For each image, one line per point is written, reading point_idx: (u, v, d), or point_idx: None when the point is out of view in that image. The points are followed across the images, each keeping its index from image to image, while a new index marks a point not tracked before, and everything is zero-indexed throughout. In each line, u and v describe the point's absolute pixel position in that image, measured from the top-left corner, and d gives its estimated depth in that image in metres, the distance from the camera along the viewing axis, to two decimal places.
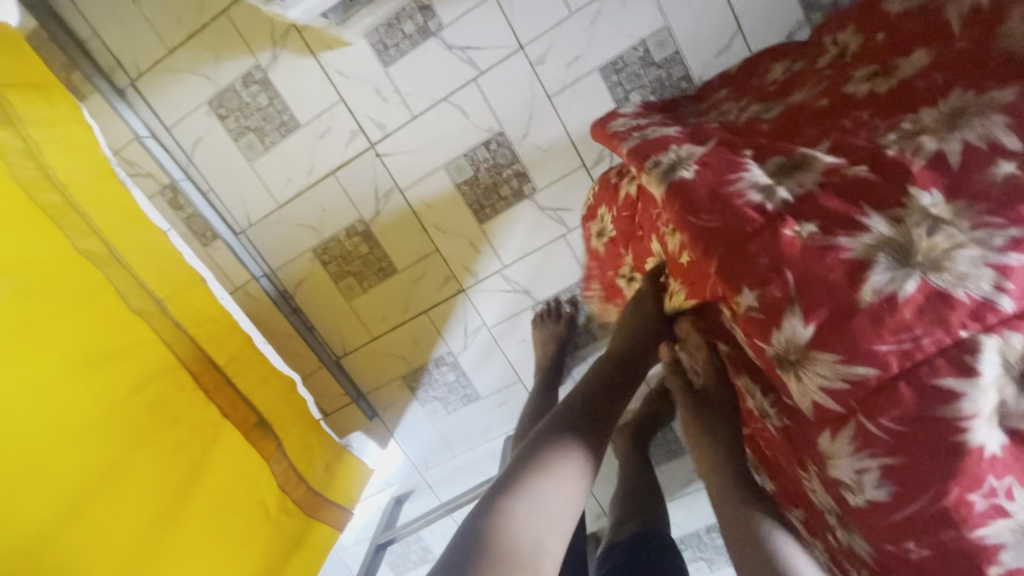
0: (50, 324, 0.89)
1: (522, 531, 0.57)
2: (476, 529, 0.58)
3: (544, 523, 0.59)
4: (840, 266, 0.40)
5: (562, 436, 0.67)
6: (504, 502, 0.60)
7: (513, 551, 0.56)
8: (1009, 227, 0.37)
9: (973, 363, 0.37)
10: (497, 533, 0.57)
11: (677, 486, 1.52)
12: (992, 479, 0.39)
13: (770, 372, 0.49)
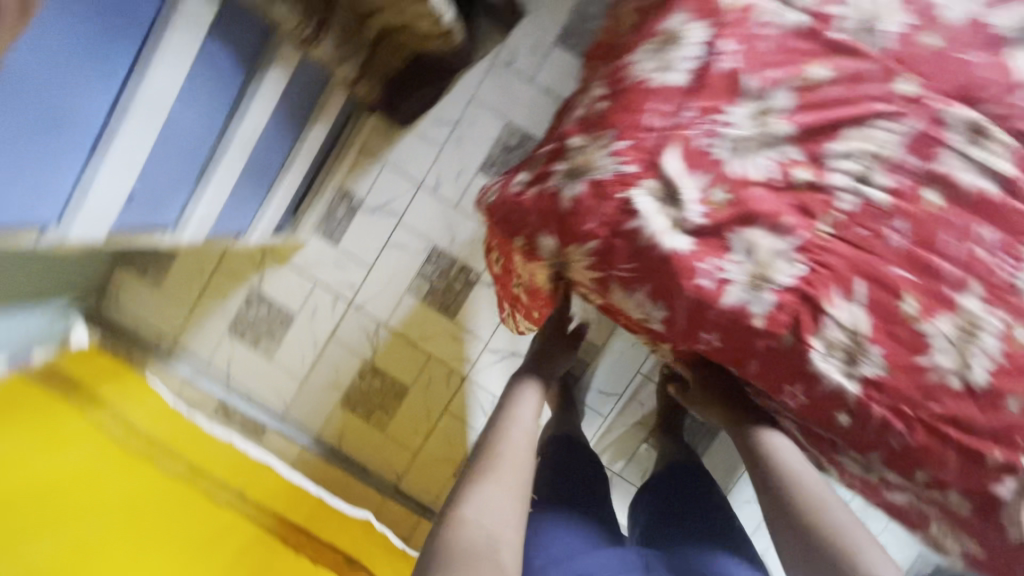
0: (149, 533, 1.04)
1: (478, 532, 0.58)
2: (434, 543, 0.58)
3: (496, 521, 0.60)
4: (550, 198, 0.65)
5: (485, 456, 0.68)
6: (454, 512, 0.60)
7: (472, 552, 0.56)
8: (610, 131, 0.63)
9: (635, 207, 0.60)
10: (460, 538, 0.57)
11: (739, 461, 1.54)
12: (702, 264, 0.60)
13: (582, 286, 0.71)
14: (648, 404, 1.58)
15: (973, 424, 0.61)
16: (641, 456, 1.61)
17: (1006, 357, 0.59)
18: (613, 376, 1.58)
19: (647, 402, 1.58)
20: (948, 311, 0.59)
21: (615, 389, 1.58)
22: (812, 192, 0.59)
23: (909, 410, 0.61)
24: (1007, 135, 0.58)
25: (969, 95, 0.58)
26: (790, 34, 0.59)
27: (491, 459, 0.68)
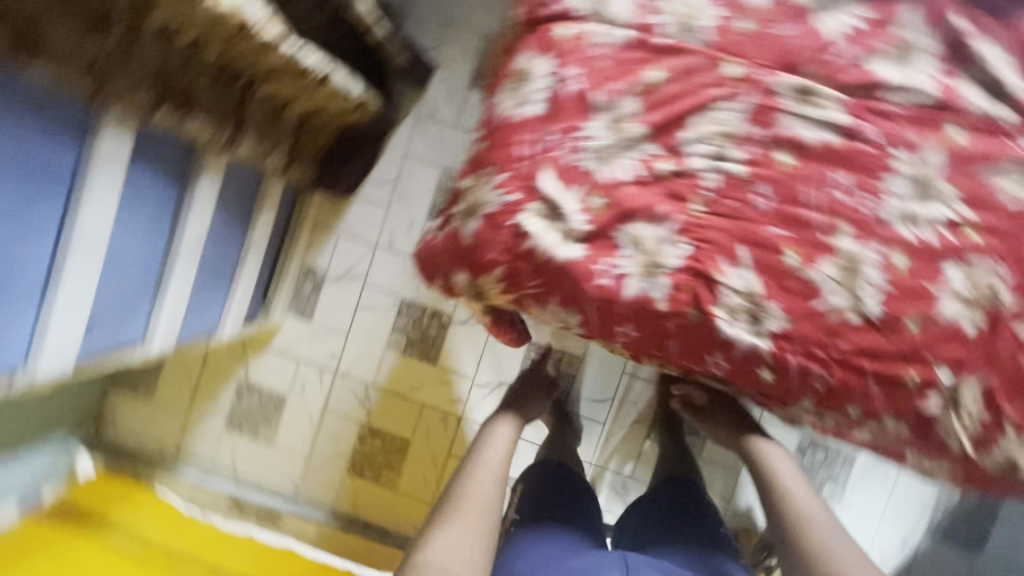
0: None
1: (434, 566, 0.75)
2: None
3: (451, 555, 0.76)
4: (454, 237, 0.71)
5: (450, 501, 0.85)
6: (418, 550, 0.77)
7: None
8: (490, 167, 0.69)
9: (525, 229, 0.66)
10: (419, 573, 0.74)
11: None
12: (597, 266, 0.65)
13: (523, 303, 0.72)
14: (638, 401, 1.62)
15: (881, 352, 0.65)
16: (648, 454, 1.63)
17: (892, 284, 0.64)
18: (599, 382, 1.61)
19: (638, 399, 1.62)
20: (827, 255, 0.64)
21: (605, 395, 1.62)
22: (676, 180, 0.65)
23: (821, 353, 0.65)
24: (833, 89, 0.64)
25: (790, 63, 0.64)
26: (621, 47, 0.66)
27: (453, 504, 0.84)
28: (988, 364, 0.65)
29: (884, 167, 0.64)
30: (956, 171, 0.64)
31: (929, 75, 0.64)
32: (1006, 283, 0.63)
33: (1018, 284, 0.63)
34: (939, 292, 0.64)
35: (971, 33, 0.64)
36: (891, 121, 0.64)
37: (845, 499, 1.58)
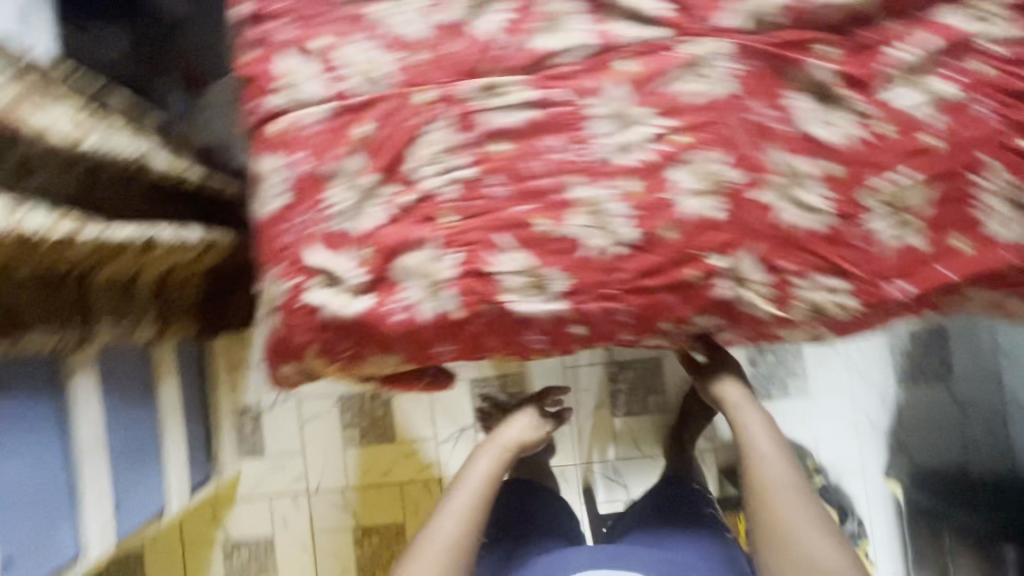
0: None
1: None
2: None
3: None
4: (268, 336, 0.76)
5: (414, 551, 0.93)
6: None
7: None
8: (268, 263, 0.75)
9: (315, 303, 0.72)
10: None
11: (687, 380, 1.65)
12: (387, 306, 0.71)
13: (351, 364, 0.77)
14: (590, 388, 1.68)
15: (656, 267, 0.71)
16: (624, 432, 1.67)
17: (635, 208, 0.70)
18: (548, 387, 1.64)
19: (589, 387, 1.67)
20: (570, 208, 0.71)
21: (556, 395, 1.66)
22: (422, 206, 0.72)
23: (610, 291, 0.71)
24: (511, 76, 0.72)
25: (467, 71, 0.72)
26: (329, 119, 0.73)
27: (416, 553, 0.93)
28: (749, 235, 0.70)
29: (584, 117, 0.72)
30: (642, 94, 0.71)
31: (584, 28, 0.72)
32: (727, 164, 0.70)
33: (737, 161, 0.70)
34: (677, 196, 0.70)
35: None
36: (571, 78, 0.72)
37: (812, 387, 1.63)
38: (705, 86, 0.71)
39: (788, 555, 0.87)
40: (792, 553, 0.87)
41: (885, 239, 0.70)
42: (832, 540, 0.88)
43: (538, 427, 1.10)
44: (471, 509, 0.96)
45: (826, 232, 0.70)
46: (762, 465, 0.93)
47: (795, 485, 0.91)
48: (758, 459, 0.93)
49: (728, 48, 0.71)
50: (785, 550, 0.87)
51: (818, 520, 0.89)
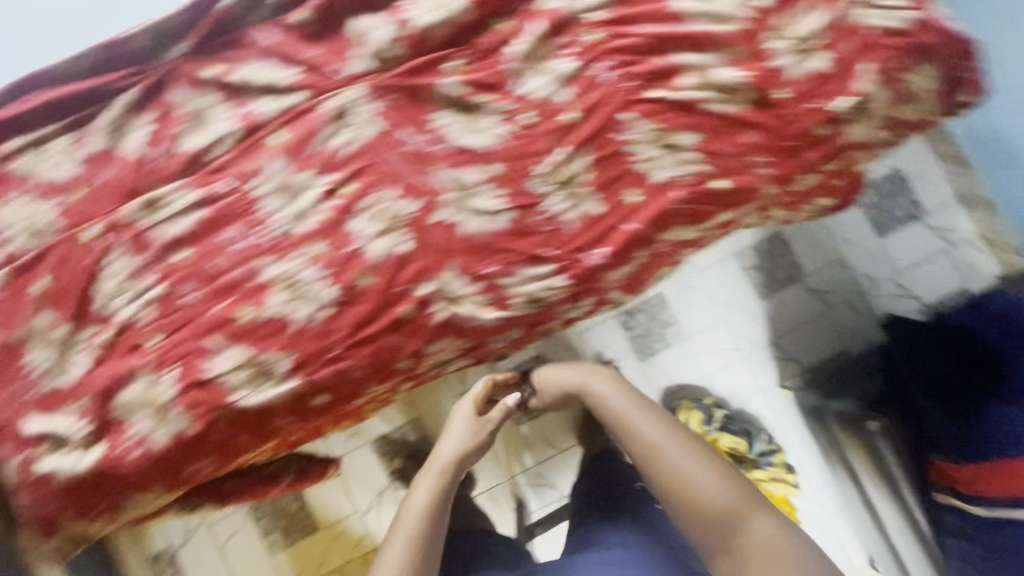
0: None
1: None
2: None
3: None
4: (21, 517, 0.74)
5: None
6: None
7: None
8: None
9: (52, 470, 0.71)
10: None
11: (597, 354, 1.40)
12: (124, 447, 0.71)
13: (122, 513, 0.76)
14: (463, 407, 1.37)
15: (366, 316, 0.72)
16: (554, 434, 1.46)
17: (327, 268, 0.72)
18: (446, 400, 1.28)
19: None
20: (267, 291, 0.72)
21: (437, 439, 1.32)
22: (127, 336, 0.72)
23: (332, 354, 0.72)
24: (170, 185, 0.73)
25: (126, 195, 0.73)
26: (4, 285, 0.72)
27: None
28: (441, 256, 0.72)
29: (253, 200, 0.73)
30: (298, 159, 0.73)
31: (228, 116, 0.74)
32: (397, 198, 0.72)
33: (404, 192, 0.72)
34: (360, 244, 0.72)
35: (228, 67, 0.74)
36: (229, 168, 0.73)
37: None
38: (354, 133, 0.73)
39: (682, 507, 0.80)
40: (684, 505, 0.80)
41: (566, 216, 0.73)
42: (717, 471, 0.80)
43: (475, 430, 0.99)
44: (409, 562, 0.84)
45: (511, 227, 0.73)
46: (627, 422, 0.87)
47: (666, 428, 0.84)
48: (620, 416, 0.88)
49: (364, 93, 0.73)
50: (677, 502, 0.80)
51: (701, 454, 0.82)
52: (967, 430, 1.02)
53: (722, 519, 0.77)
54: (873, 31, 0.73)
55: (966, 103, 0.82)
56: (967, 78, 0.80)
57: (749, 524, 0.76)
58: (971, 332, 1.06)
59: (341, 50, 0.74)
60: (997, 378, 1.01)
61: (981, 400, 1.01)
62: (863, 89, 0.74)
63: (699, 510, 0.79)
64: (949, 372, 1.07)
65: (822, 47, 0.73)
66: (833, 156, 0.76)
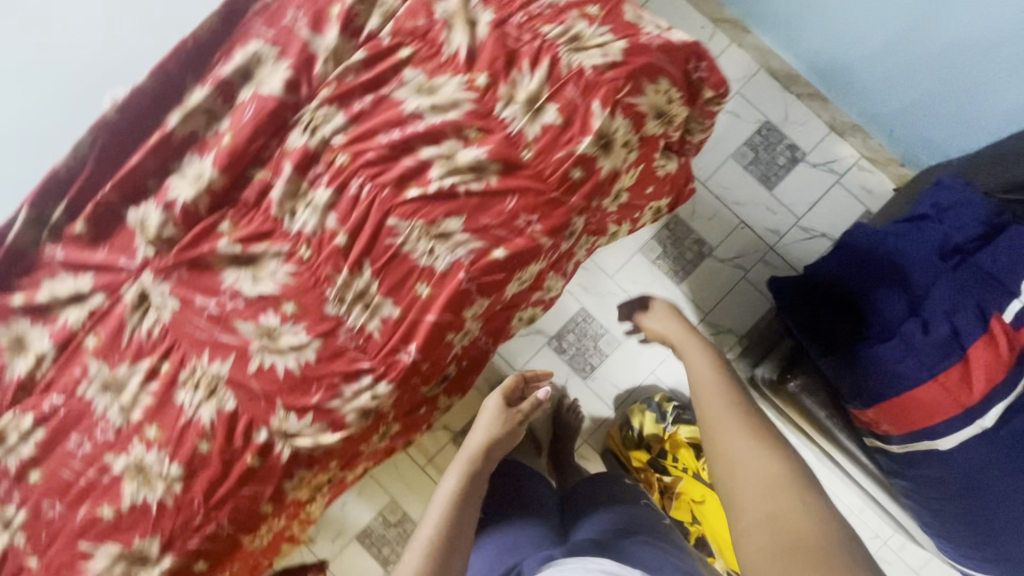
0: None
1: None
2: None
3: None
4: None
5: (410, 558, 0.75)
6: None
7: None
8: None
9: None
10: None
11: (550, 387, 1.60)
12: None
13: None
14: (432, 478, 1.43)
15: (216, 477, 0.76)
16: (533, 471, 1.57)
17: (165, 446, 0.76)
18: (421, 471, 1.43)
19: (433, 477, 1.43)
20: (119, 485, 0.76)
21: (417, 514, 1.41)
22: (7, 564, 0.77)
23: (198, 520, 0.76)
24: (7, 416, 0.78)
25: None
26: None
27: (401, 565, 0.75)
28: (267, 401, 0.77)
29: (84, 406, 0.78)
30: (114, 353, 0.78)
31: (43, 336, 0.80)
32: (210, 361, 0.77)
33: (215, 353, 0.77)
34: (190, 414, 0.76)
35: (30, 292, 0.80)
36: (57, 382, 0.79)
37: (619, 334, 1.63)
38: (156, 315, 0.78)
39: (729, 474, 0.70)
40: (729, 476, 0.70)
41: (368, 328, 0.77)
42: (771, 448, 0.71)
43: (504, 421, 1.02)
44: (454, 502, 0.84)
45: (321, 355, 0.77)
46: (707, 389, 0.87)
47: (746, 409, 0.80)
48: (704, 374, 0.91)
49: (155, 278, 0.78)
50: (726, 466, 0.71)
51: (779, 443, 0.72)
52: (869, 378, 0.98)
53: (768, 498, 0.64)
54: (588, 72, 0.78)
55: (720, 96, 0.86)
56: (705, 76, 0.84)
57: (803, 518, 0.60)
58: (835, 281, 1.08)
59: (125, 247, 0.80)
60: (873, 316, 1.00)
61: (872, 343, 0.99)
62: (600, 126, 0.78)
63: (747, 476, 0.68)
64: (831, 325, 1.05)
65: (548, 100, 0.78)
66: (599, 192, 0.80)
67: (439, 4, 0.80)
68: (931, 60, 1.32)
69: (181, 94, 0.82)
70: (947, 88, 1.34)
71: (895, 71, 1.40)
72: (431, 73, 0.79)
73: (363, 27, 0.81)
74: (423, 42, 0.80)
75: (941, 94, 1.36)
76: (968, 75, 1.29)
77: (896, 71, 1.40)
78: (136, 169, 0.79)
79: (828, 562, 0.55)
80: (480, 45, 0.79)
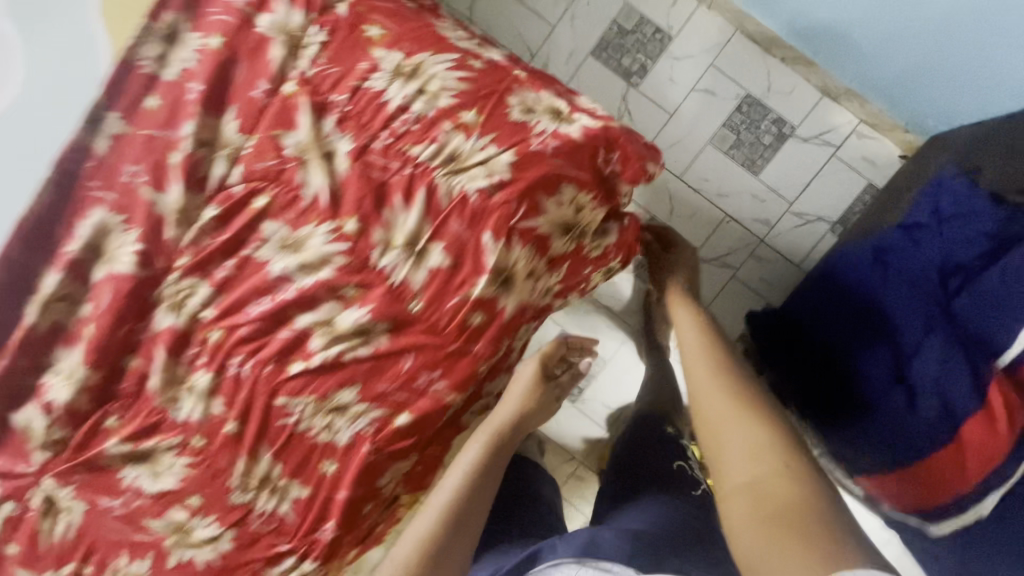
0: None
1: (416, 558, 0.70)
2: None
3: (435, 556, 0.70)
4: None
5: (427, 518, 0.74)
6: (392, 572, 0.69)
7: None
8: None
9: None
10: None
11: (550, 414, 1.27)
12: None
13: None
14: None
15: None
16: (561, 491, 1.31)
17: None
18: None
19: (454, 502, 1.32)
20: None
21: None
22: None
23: None
24: None
25: None
26: None
27: (415, 525, 0.74)
28: None
29: None
30: (35, 561, 0.75)
31: None
32: (130, 560, 0.74)
33: (133, 552, 0.74)
34: None
35: None
36: None
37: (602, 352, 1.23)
38: (67, 518, 0.74)
39: (714, 442, 0.64)
40: (711, 443, 0.65)
41: (280, 510, 0.72)
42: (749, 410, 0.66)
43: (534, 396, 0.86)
44: (473, 479, 0.77)
45: (237, 544, 0.73)
46: (693, 348, 0.80)
47: (724, 364, 0.75)
48: (687, 326, 0.85)
49: (55, 482, 0.74)
50: (710, 431, 0.66)
51: (762, 408, 0.66)
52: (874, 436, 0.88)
53: (753, 462, 0.58)
54: (473, 198, 0.65)
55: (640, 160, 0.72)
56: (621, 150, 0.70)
57: (786, 479, 0.55)
58: (817, 330, 0.98)
59: (19, 451, 0.75)
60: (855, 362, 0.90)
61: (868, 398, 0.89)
62: (495, 262, 0.66)
63: (732, 442, 0.62)
64: (807, 360, 0.99)
65: (430, 240, 0.66)
66: (507, 332, 0.70)
67: (287, 137, 0.67)
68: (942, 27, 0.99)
69: (34, 276, 0.73)
70: (962, 55, 1.01)
71: (893, 38, 1.07)
72: (294, 223, 0.68)
73: (209, 175, 0.69)
74: (278, 185, 0.68)
75: (952, 63, 1.04)
76: (991, 42, 0.96)
77: (895, 38, 1.07)
78: (6, 371, 0.72)
79: (812, 521, 0.50)
80: (343, 183, 0.66)
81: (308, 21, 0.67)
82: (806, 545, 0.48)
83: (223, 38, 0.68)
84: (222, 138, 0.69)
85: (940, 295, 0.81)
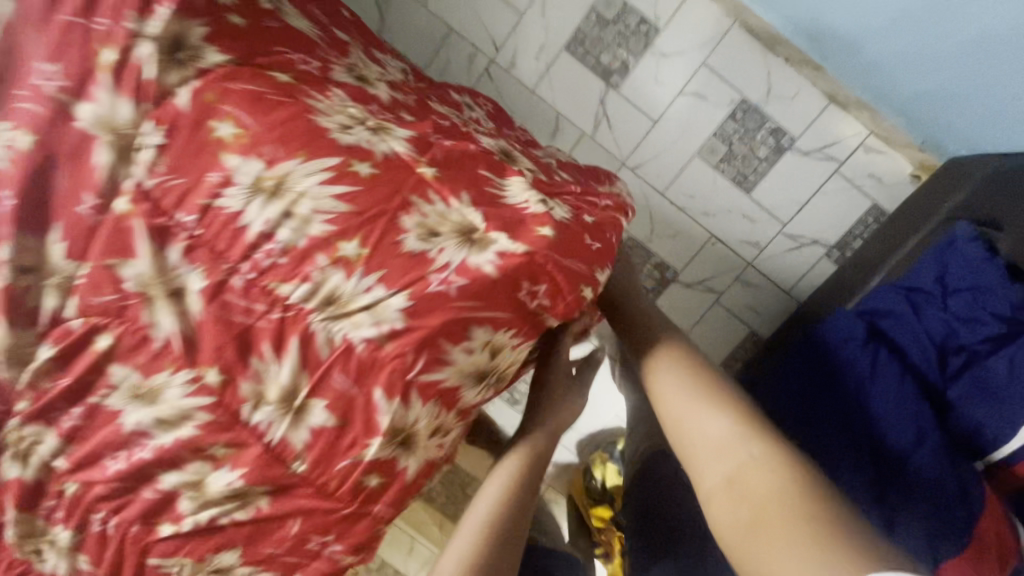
0: None
1: None
2: None
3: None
4: None
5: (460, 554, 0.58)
6: None
7: None
8: None
9: None
10: None
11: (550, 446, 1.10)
12: None
13: None
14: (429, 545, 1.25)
15: None
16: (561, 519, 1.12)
17: None
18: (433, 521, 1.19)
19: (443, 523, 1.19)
20: None
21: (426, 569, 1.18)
22: None
23: None
24: None
25: None
26: None
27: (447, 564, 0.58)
28: None
29: None
30: None
31: None
32: None
33: None
34: None
35: None
36: None
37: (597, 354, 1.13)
38: None
39: (681, 443, 0.59)
40: (682, 443, 0.59)
41: None
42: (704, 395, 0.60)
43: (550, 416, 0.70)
44: (510, 502, 0.63)
45: None
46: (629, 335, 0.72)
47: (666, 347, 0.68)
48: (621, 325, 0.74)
49: None
50: (675, 428, 0.60)
51: (721, 384, 0.61)
52: (895, 523, 0.60)
53: (721, 460, 0.54)
54: (359, 351, 0.52)
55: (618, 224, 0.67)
56: (600, 244, 0.61)
57: (764, 470, 0.51)
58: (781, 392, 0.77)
59: None
60: (867, 431, 0.66)
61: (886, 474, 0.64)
62: (388, 427, 0.54)
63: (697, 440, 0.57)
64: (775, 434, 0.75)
65: (310, 395, 0.54)
66: (410, 491, 0.61)
67: (124, 268, 0.53)
68: (995, 42, 0.75)
69: None
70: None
71: (922, 50, 0.83)
72: (144, 369, 0.55)
73: (37, 309, 0.55)
74: (121, 324, 0.54)
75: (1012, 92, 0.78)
76: None
77: (924, 50, 0.82)
78: None
79: (808, 511, 0.47)
80: (198, 327, 0.53)
81: (140, 116, 0.51)
82: (810, 538, 0.44)
83: (32, 136, 0.51)
84: (46, 263, 0.54)
85: (935, 377, 0.68)
